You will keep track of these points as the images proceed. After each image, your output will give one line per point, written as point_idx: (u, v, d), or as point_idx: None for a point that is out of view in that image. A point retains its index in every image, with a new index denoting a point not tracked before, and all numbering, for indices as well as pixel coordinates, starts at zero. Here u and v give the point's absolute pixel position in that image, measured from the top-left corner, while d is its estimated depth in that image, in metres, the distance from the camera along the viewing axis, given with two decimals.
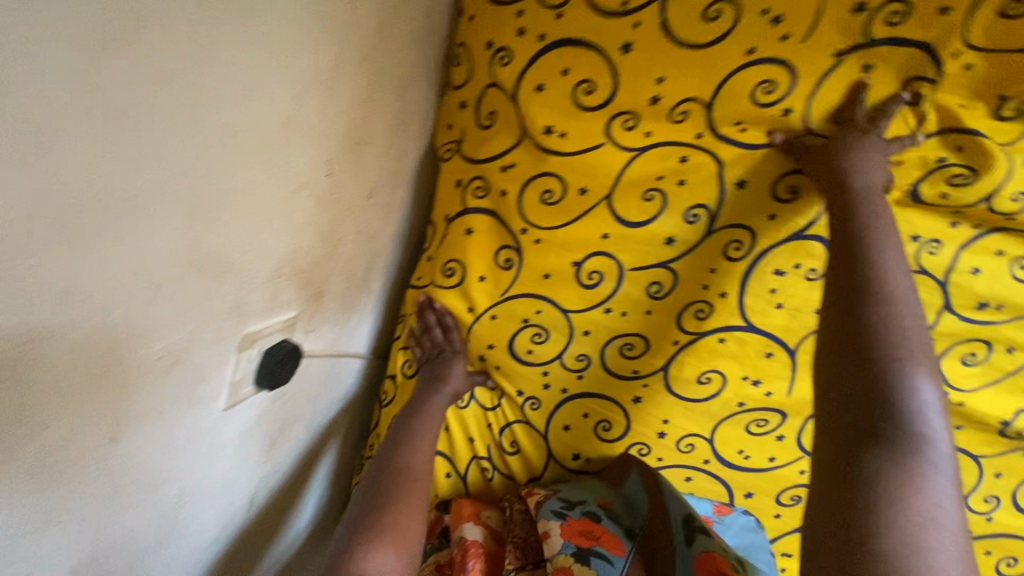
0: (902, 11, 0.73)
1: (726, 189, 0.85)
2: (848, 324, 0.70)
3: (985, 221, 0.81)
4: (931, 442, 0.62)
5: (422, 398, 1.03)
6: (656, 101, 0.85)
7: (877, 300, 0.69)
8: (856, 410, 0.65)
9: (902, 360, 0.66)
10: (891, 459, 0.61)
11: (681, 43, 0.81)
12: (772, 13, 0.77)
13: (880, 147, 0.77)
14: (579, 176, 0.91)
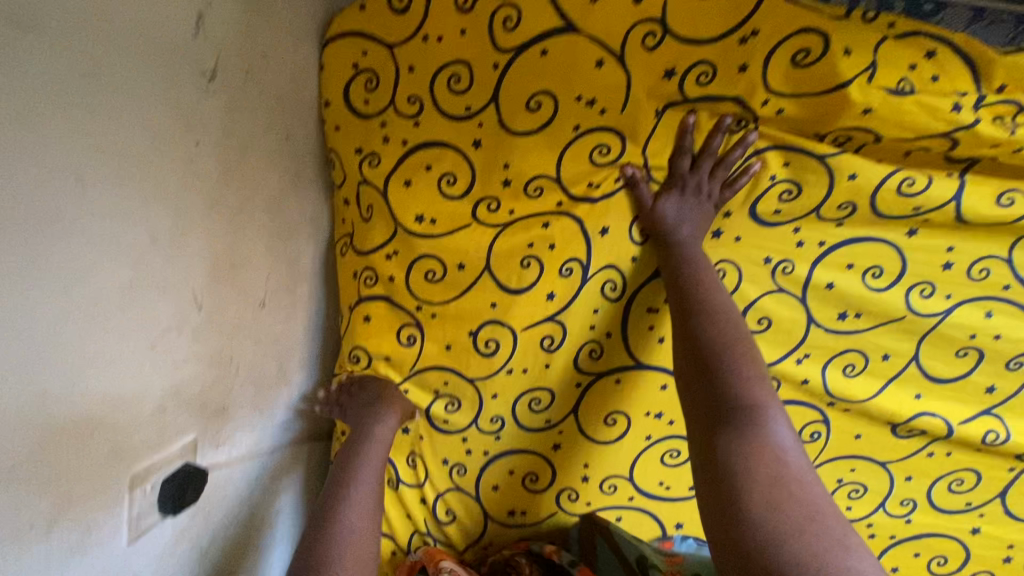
0: (707, 68, 0.84)
1: (591, 243, 0.96)
2: (681, 339, 0.88)
3: (827, 237, 0.92)
4: (766, 413, 0.77)
5: (356, 446, 0.96)
6: (508, 183, 0.95)
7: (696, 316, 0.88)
8: (699, 402, 0.81)
9: (722, 356, 0.83)
10: (738, 431, 0.75)
11: (512, 129, 0.93)
12: (584, 98, 0.90)
13: (696, 206, 0.90)
14: (455, 253, 0.97)
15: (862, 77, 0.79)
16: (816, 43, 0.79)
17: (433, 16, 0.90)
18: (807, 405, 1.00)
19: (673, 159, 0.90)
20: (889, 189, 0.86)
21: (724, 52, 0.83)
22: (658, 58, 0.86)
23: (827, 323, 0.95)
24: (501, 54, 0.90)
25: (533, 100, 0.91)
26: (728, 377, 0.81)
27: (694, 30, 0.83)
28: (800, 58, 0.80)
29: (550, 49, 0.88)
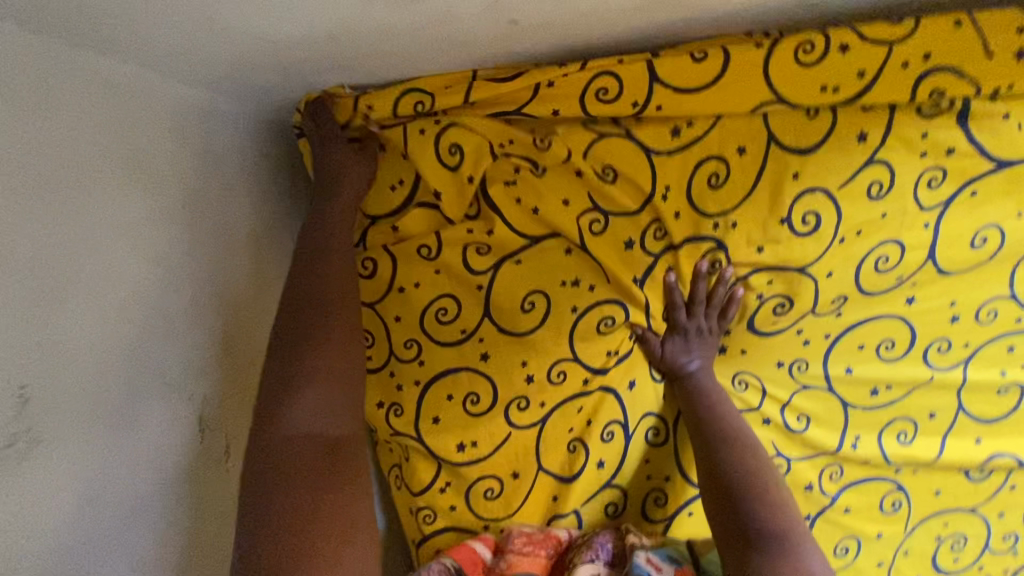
0: (660, 224, 0.88)
1: (625, 403, 0.98)
2: (705, 463, 0.88)
3: (831, 329, 0.93)
4: (794, 535, 0.80)
5: (327, 361, 0.79)
6: (532, 378, 0.96)
7: (717, 441, 0.88)
8: (728, 527, 0.82)
9: (749, 480, 0.84)
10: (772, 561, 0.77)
11: (514, 332, 0.94)
12: (569, 282, 0.92)
13: (706, 340, 0.94)
14: (504, 465, 1.00)
15: (801, 193, 0.84)
16: (719, 167, 0.85)
17: (402, 270, 0.93)
18: (878, 479, 1.01)
19: (669, 313, 0.92)
20: (871, 263, 0.88)
21: (657, 212, 0.87)
22: (610, 236, 0.89)
23: (862, 402, 0.97)
24: (480, 277, 0.93)
25: (527, 301, 0.93)
26: (754, 502, 0.82)
27: (626, 207, 0.88)
28: (714, 181, 0.85)
29: (523, 256, 0.92)
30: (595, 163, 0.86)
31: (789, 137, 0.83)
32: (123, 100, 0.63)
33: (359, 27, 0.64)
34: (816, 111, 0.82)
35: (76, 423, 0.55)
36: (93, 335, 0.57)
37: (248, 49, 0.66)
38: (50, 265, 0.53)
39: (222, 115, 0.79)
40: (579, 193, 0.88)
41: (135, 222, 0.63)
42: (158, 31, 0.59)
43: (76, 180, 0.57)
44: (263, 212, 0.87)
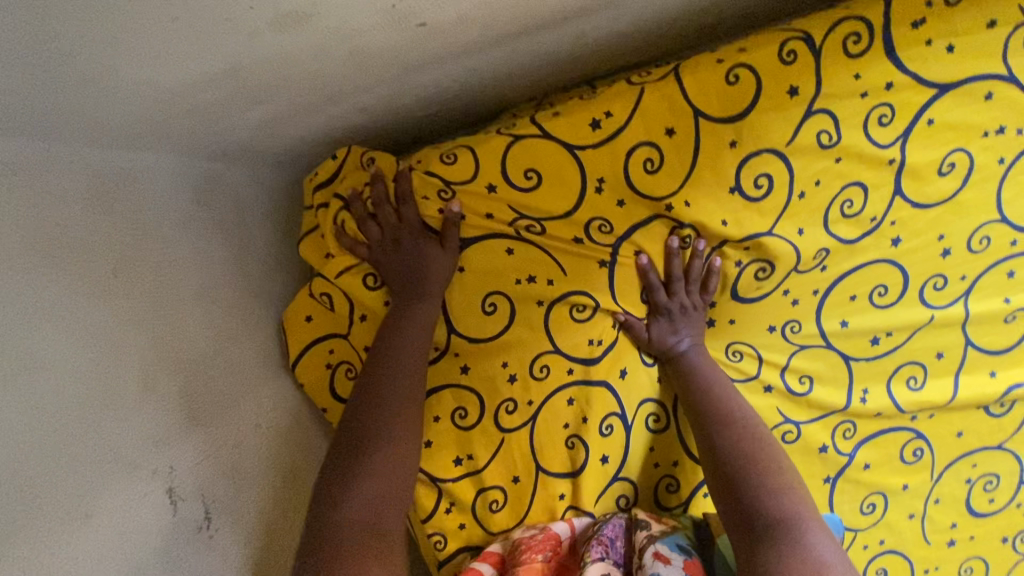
0: (603, 219, 0.86)
1: (618, 390, 0.95)
2: (706, 448, 0.85)
3: (818, 284, 0.89)
4: (800, 516, 0.74)
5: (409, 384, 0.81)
6: (515, 378, 0.94)
7: (715, 425, 0.85)
8: (733, 514, 0.77)
9: (749, 463, 0.80)
10: (774, 543, 0.71)
11: (475, 340, 0.93)
12: (534, 277, 0.90)
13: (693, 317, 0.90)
14: (504, 473, 0.98)
15: (745, 161, 0.83)
16: (653, 150, 0.83)
17: (355, 301, 0.90)
18: (895, 430, 0.96)
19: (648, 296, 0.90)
20: (835, 208, 0.86)
21: (596, 206, 0.86)
22: (561, 225, 0.87)
23: (864, 353, 0.93)
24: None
25: (487, 304, 0.91)
26: (755, 485, 0.78)
27: (563, 206, 0.86)
28: (650, 166, 0.84)
29: (466, 262, 0.89)
30: (521, 165, 0.85)
31: (714, 110, 0.82)
32: (24, 178, 0.61)
33: (249, 61, 0.61)
34: (736, 77, 0.81)
35: (19, 525, 0.54)
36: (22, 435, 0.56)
37: (142, 101, 0.62)
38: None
39: (148, 173, 0.77)
40: (510, 195, 0.86)
41: (59, 304, 0.61)
42: (45, 100, 0.56)
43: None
44: (218, 263, 0.85)
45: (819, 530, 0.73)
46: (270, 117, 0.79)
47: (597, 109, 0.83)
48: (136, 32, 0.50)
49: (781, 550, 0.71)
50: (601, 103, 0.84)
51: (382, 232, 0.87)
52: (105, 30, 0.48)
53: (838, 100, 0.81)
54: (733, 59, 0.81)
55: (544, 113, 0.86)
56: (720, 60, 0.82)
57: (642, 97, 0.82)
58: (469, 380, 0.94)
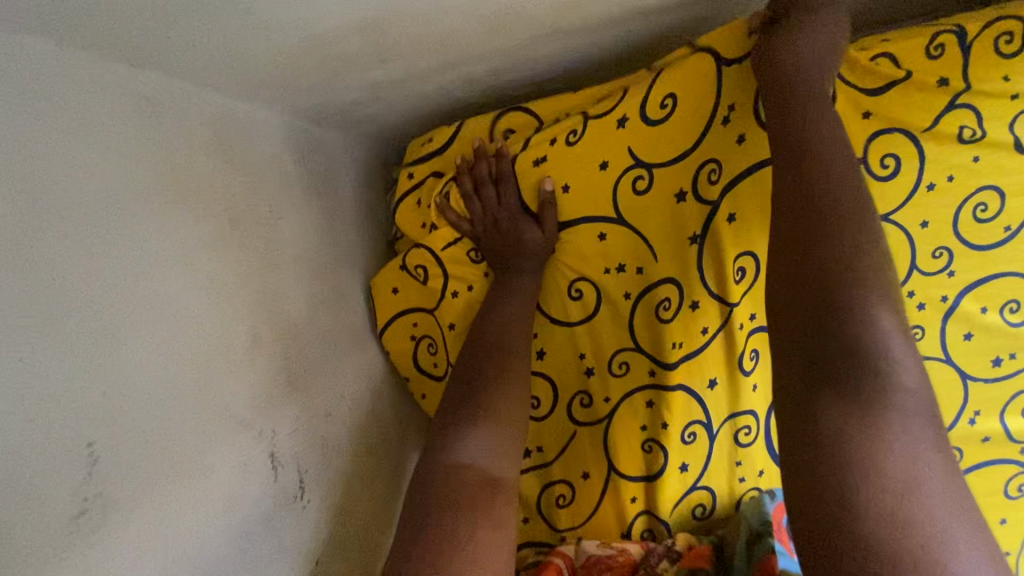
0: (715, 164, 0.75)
1: (704, 401, 0.87)
2: (807, 296, 0.53)
3: (945, 291, 0.83)
4: (897, 384, 0.48)
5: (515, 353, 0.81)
6: (592, 371, 0.88)
7: (833, 285, 0.52)
8: (811, 345, 0.52)
9: (870, 338, 0.50)
10: (854, 410, 0.48)
11: (560, 322, 0.86)
12: (626, 266, 0.83)
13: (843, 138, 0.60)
14: (574, 466, 0.92)
15: (872, 143, 0.79)
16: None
17: (449, 275, 0.88)
18: (1002, 461, 0.91)
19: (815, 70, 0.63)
20: (968, 210, 0.80)
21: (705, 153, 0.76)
22: (657, 194, 0.79)
23: (982, 372, 0.86)
24: (514, 273, 0.83)
25: (574, 289, 0.85)
26: (863, 364, 0.49)
27: (673, 151, 0.77)
28: None
29: (559, 244, 0.83)
30: (629, 113, 0.78)
31: (847, 89, 0.77)
32: (160, 114, 0.58)
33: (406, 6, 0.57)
34: (876, 62, 0.76)
35: (143, 478, 0.49)
36: (147, 380, 0.51)
37: (286, 45, 0.59)
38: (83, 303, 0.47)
39: (262, 124, 0.74)
40: (618, 152, 0.79)
41: (188, 247, 0.58)
42: (194, 32, 0.53)
43: (119, 206, 0.52)
44: (313, 225, 0.82)
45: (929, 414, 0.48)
46: (388, 78, 0.76)
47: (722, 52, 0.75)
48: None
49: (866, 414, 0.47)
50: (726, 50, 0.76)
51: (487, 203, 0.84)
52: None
53: (988, 100, 0.76)
54: (878, 44, 0.77)
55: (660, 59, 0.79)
56: (862, 45, 0.77)
57: None
58: (545, 366, 0.88)
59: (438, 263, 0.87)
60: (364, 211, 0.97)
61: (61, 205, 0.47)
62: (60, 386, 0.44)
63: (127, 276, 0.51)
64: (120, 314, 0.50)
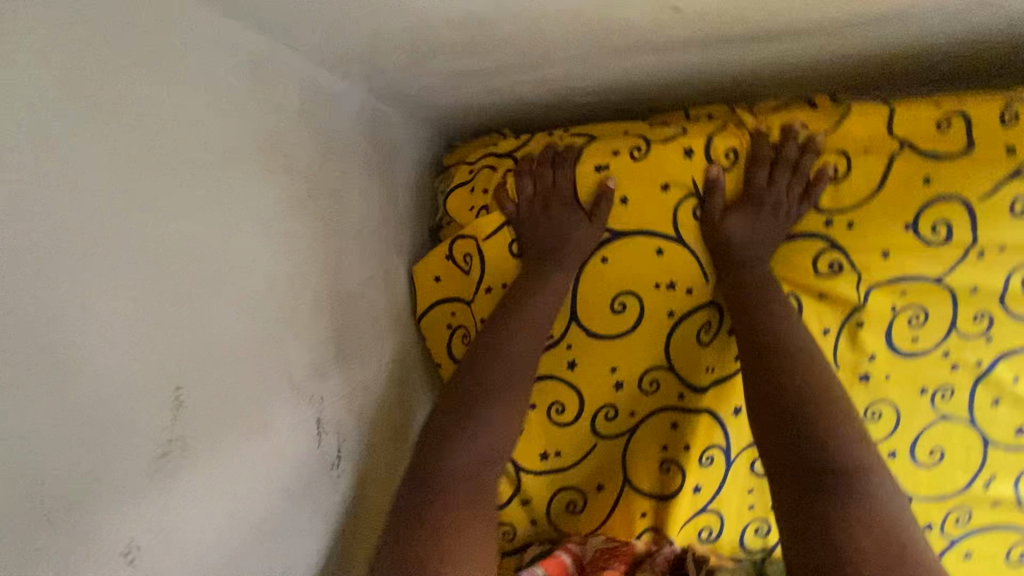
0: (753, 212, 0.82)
1: (727, 428, 0.90)
2: (756, 348, 0.78)
3: (982, 355, 0.85)
4: (833, 397, 0.73)
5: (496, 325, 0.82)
6: (621, 386, 0.88)
7: (773, 337, 0.77)
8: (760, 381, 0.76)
9: (800, 371, 0.75)
10: (805, 424, 0.71)
11: (597, 335, 0.86)
12: (680, 284, 0.85)
13: (774, 226, 0.82)
14: (591, 477, 0.93)
15: (929, 205, 0.80)
16: (840, 160, 0.81)
17: (489, 271, 0.87)
18: (1007, 527, 0.92)
19: (752, 168, 0.81)
20: (1016, 280, 0.81)
21: (755, 197, 0.80)
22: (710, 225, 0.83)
23: (1007, 440, 0.87)
24: (565, 276, 0.84)
25: (617, 302, 0.85)
26: (802, 391, 0.73)
27: (733, 189, 0.83)
28: (834, 177, 0.81)
29: (612, 254, 0.84)
30: (696, 146, 0.81)
31: (914, 148, 0.79)
32: (265, 78, 0.59)
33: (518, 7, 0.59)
34: (948, 124, 0.78)
35: (217, 428, 0.51)
36: (229, 335, 0.53)
37: (394, 26, 0.61)
38: (187, 253, 0.49)
39: (344, 98, 0.76)
40: (684, 176, 0.81)
41: (275, 211, 0.59)
42: (315, 4, 0.54)
43: (224, 163, 0.53)
44: (374, 203, 0.84)
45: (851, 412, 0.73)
46: (472, 69, 0.78)
47: (800, 114, 0.83)
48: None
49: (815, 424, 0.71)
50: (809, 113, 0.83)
51: (546, 203, 0.84)
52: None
53: None
54: (953, 105, 0.78)
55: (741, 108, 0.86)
56: (937, 104, 0.79)
57: (847, 117, 0.81)
58: (575, 375, 0.87)
59: (482, 259, 0.87)
60: (417, 194, 0.99)
61: (178, 155, 0.48)
62: (160, 333, 0.46)
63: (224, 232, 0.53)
64: (213, 266, 0.51)
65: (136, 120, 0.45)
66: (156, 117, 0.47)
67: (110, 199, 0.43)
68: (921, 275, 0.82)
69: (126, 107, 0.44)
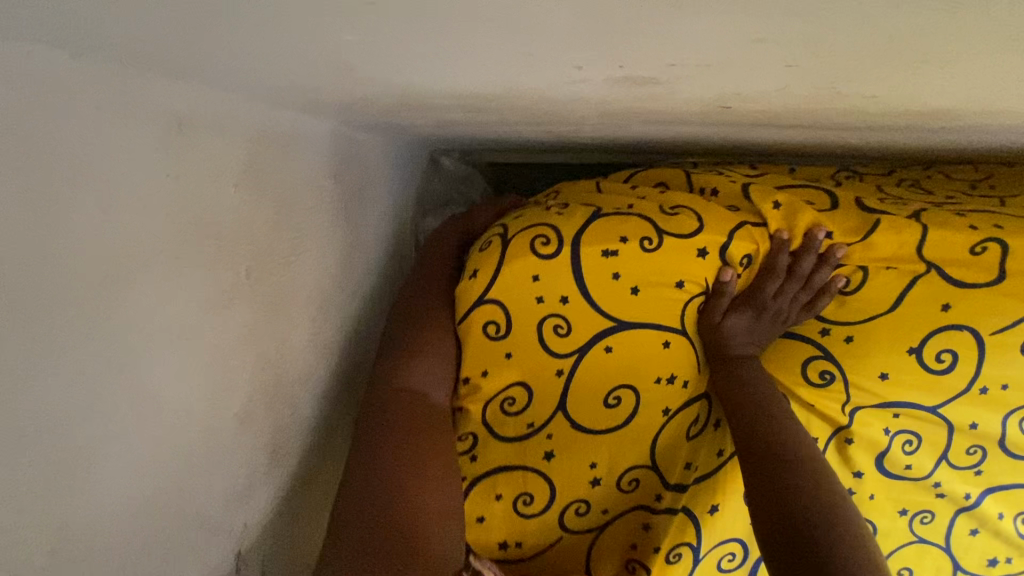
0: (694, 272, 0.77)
1: (702, 527, 0.84)
2: (745, 425, 0.72)
3: (969, 486, 0.81)
4: (821, 473, 0.67)
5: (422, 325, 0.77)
6: (598, 481, 0.81)
7: (762, 415, 0.71)
8: (748, 453, 0.70)
9: (791, 447, 0.69)
10: (795, 493, 0.65)
11: (576, 427, 0.78)
12: (678, 380, 0.77)
13: (771, 330, 0.75)
14: (550, 568, 0.86)
15: (939, 331, 0.74)
16: (857, 273, 0.73)
17: (467, 355, 0.77)
18: None
19: (766, 273, 0.73)
20: (1016, 421, 0.77)
21: (763, 303, 0.73)
22: (715, 326, 0.75)
23: (976, 567, 0.87)
24: (560, 361, 0.75)
25: (610, 397, 0.77)
26: (792, 464, 0.67)
27: (743, 288, 0.75)
28: (845, 289, 0.73)
29: (615, 343, 0.75)
30: (713, 244, 0.72)
31: (938, 271, 0.72)
32: (197, 138, 0.45)
33: (539, 96, 0.46)
34: (980, 249, 0.71)
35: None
36: (124, 507, 0.41)
37: (375, 93, 0.48)
38: (65, 424, 0.35)
39: (301, 139, 0.61)
40: (699, 272, 0.73)
41: (197, 317, 0.46)
42: (273, 64, 0.39)
43: (130, 278, 0.39)
44: (331, 257, 0.71)
45: (842, 492, 0.66)
46: (462, 119, 0.65)
47: (826, 219, 0.73)
48: (486, 58, 0.35)
49: (805, 495, 0.65)
50: (834, 218, 0.73)
51: (536, 280, 0.73)
52: (451, 49, 0.34)
53: None
54: (988, 230, 0.71)
55: (764, 195, 0.76)
56: (972, 226, 0.71)
57: (877, 230, 0.71)
58: (548, 464, 0.80)
59: (455, 340, 0.78)
60: (374, 232, 0.86)
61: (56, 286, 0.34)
62: (27, 553, 0.34)
63: (115, 372, 0.39)
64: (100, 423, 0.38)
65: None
66: (23, 239, 0.32)
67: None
68: (919, 403, 0.77)
69: None
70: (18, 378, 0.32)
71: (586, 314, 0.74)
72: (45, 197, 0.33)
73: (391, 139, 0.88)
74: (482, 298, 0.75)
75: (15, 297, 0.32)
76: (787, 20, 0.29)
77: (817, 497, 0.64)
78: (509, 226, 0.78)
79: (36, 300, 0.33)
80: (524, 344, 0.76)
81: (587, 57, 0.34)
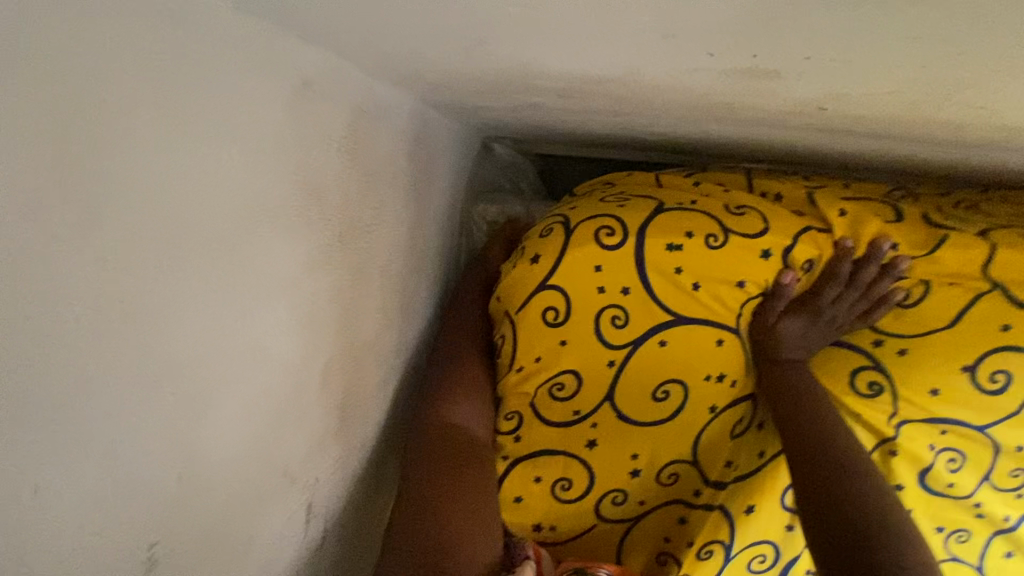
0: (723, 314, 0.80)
1: (736, 526, 0.83)
2: (795, 427, 0.72)
3: (1010, 508, 0.81)
4: (872, 478, 0.68)
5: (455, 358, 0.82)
6: (637, 473, 0.83)
7: (812, 418, 0.72)
8: (798, 454, 0.71)
9: (842, 450, 0.70)
10: (846, 497, 0.66)
11: (622, 417, 0.79)
12: (727, 379, 0.78)
13: (825, 336, 0.75)
14: (582, 554, 0.87)
15: (995, 350, 0.73)
16: (917, 286, 0.73)
17: (522, 338, 0.78)
18: None
19: (826, 280, 0.73)
20: None
21: (821, 308, 0.73)
22: (769, 329, 0.75)
23: None
24: (613, 352, 0.76)
25: (659, 390, 0.78)
26: (843, 468, 0.68)
27: (801, 293, 0.75)
28: (904, 302, 0.74)
29: (670, 338, 0.75)
30: (777, 247, 0.73)
31: (999, 290, 0.72)
32: (313, 101, 0.46)
33: (647, 85, 0.47)
34: None
35: (200, 563, 0.41)
36: (231, 445, 0.42)
37: (485, 70, 0.49)
38: (193, 360, 0.37)
39: (389, 112, 0.63)
40: (760, 274, 0.73)
41: (298, 273, 0.48)
42: (404, 34, 0.41)
43: (252, 228, 0.41)
44: (401, 231, 0.72)
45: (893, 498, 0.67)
46: (544, 104, 0.66)
47: (892, 232, 0.73)
48: (624, 41, 0.36)
49: (858, 499, 0.65)
50: (900, 230, 0.74)
51: (597, 270, 0.74)
52: (594, 31, 0.35)
53: None
54: None
55: (828, 204, 0.77)
56: None
57: (942, 247, 0.72)
58: (590, 452, 0.82)
59: (509, 324, 0.79)
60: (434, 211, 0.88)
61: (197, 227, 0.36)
62: (159, 475, 0.36)
63: (234, 316, 0.41)
64: (218, 364, 0.40)
65: (161, 188, 0.32)
66: (179, 178, 0.34)
67: (112, 311, 0.31)
68: (965, 421, 0.77)
69: (147, 173, 0.31)
70: (165, 311, 0.34)
71: (644, 306, 0.75)
72: (199, 140, 0.35)
73: (457, 121, 0.90)
74: (541, 283, 0.76)
75: (167, 232, 0.33)
76: (940, 27, 0.30)
77: (869, 501, 0.65)
78: (572, 215, 0.79)
79: (183, 237, 0.35)
80: (578, 331, 0.77)
81: (725, 46, 0.35)
